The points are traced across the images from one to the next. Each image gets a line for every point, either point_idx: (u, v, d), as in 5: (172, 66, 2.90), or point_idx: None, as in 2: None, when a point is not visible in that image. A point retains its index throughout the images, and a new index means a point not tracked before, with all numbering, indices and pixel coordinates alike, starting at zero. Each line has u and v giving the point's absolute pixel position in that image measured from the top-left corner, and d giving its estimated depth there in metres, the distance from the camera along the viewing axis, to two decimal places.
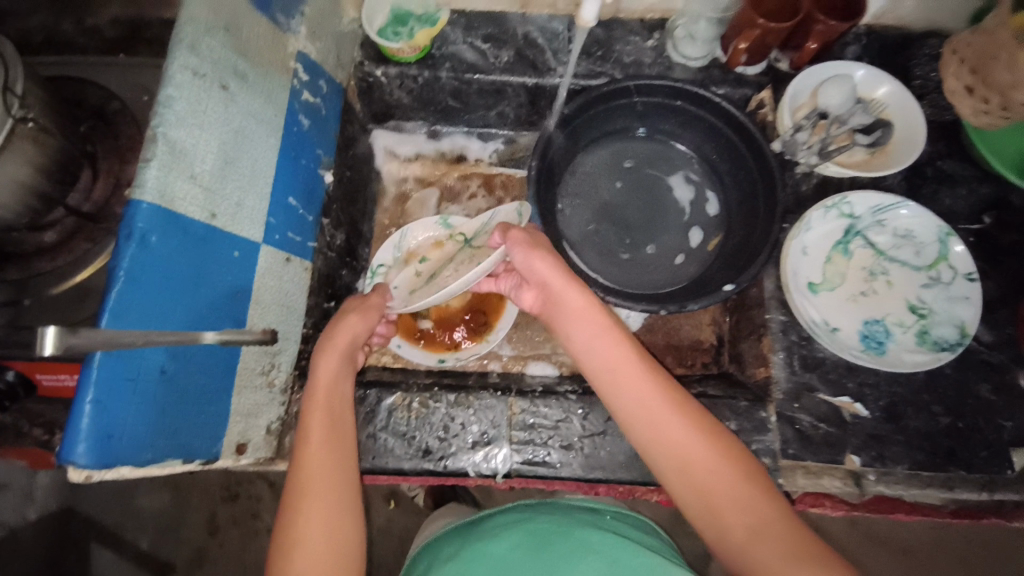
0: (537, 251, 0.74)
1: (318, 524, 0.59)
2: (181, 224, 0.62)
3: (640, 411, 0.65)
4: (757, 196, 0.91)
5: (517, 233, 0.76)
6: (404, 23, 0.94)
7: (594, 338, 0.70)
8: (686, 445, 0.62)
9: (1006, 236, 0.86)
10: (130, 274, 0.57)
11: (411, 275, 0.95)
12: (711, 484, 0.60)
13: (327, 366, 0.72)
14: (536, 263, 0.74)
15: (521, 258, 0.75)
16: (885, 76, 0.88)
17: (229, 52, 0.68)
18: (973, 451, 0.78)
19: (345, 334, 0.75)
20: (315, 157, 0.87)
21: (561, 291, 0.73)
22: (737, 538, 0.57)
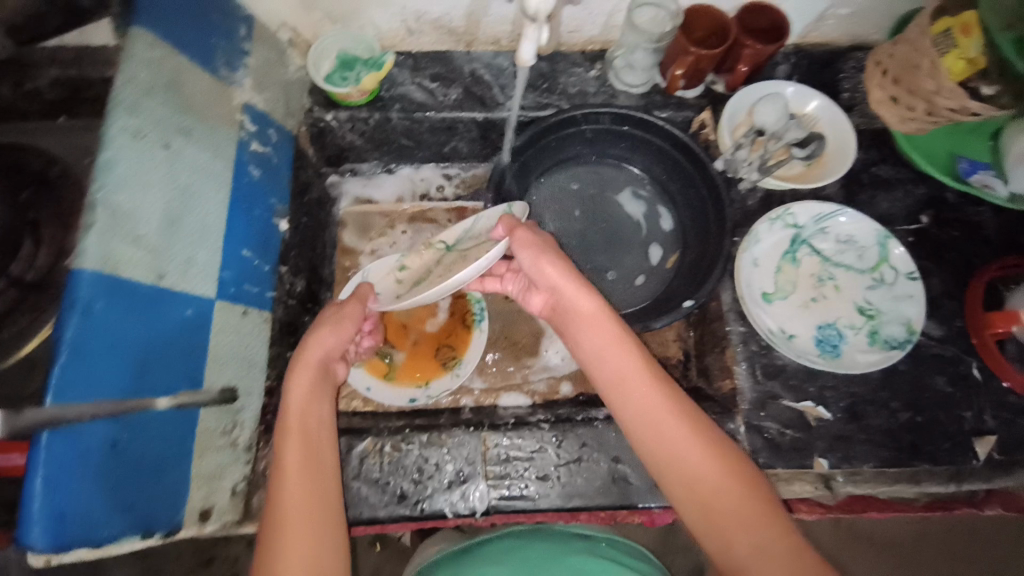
0: (545, 256, 0.75)
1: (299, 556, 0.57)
2: (128, 288, 0.61)
3: (649, 415, 0.66)
4: (707, 213, 0.94)
5: (523, 232, 0.77)
6: (350, 68, 0.93)
7: (602, 346, 0.71)
8: (686, 452, 0.63)
9: (945, 233, 0.91)
10: (77, 344, 0.55)
11: (392, 285, 0.89)
12: (715, 490, 0.61)
13: (302, 386, 0.70)
14: (548, 267, 0.75)
15: (531, 264, 0.76)
16: (814, 92, 0.93)
17: (171, 111, 0.68)
18: (937, 444, 0.81)
19: (319, 350, 0.73)
20: (269, 207, 0.86)
21: (574, 298, 0.74)
22: (739, 544, 0.58)
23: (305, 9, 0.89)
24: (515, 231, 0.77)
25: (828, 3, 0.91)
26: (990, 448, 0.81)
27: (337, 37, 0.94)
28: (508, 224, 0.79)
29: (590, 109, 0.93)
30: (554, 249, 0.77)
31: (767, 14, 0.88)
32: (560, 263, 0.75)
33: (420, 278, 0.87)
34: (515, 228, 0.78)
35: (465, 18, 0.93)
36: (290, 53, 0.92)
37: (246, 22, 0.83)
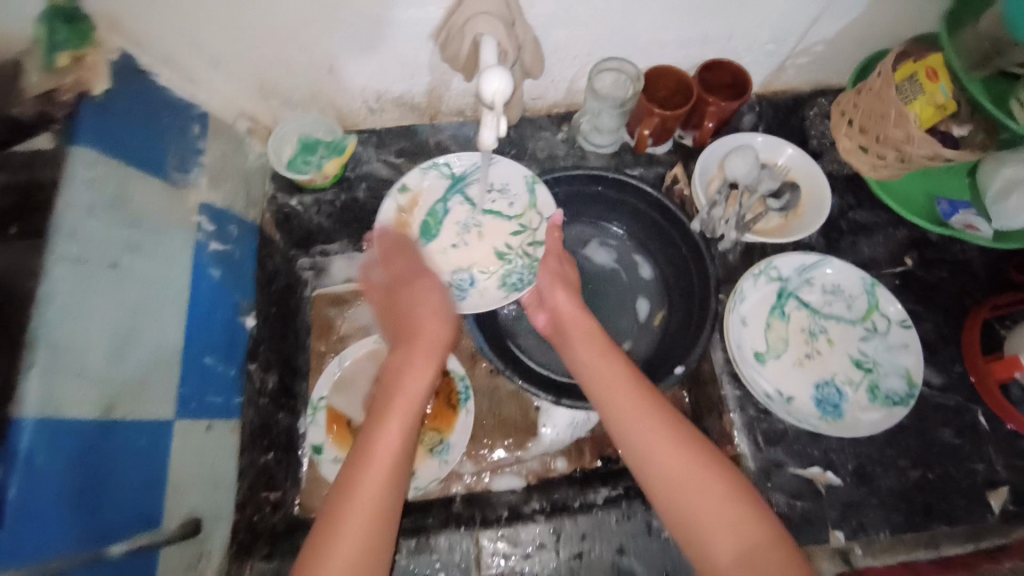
0: (560, 286, 0.82)
1: (366, 517, 0.58)
2: (73, 429, 0.56)
3: (634, 418, 0.66)
4: (691, 270, 0.90)
5: (553, 261, 0.84)
6: (312, 151, 0.91)
7: (594, 358, 0.73)
8: (673, 460, 0.62)
9: (932, 274, 0.89)
10: (23, 500, 0.51)
11: (393, 215, 0.88)
12: (707, 492, 0.59)
13: (414, 359, 0.73)
14: (559, 293, 0.81)
15: (546, 285, 0.83)
16: (785, 141, 0.91)
17: (118, 229, 0.65)
18: (951, 502, 0.78)
19: (429, 330, 0.77)
20: (232, 306, 0.83)
21: (574, 318, 0.79)
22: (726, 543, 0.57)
23: (263, 97, 0.87)
24: (545, 258, 0.85)
25: (787, 54, 0.91)
26: (1005, 500, 0.78)
27: (298, 121, 0.91)
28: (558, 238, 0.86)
29: (556, 176, 0.91)
30: (572, 283, 0.84)
31: (728, 70, 0.86)
32: (570, 292, 0.82)
33: (426, 225, 0.89)
34: (553, 253, 0.85)
35: (427, 93, 0.91)
36: (249, 141, 0.90)
37: (200, 119, 0.81)
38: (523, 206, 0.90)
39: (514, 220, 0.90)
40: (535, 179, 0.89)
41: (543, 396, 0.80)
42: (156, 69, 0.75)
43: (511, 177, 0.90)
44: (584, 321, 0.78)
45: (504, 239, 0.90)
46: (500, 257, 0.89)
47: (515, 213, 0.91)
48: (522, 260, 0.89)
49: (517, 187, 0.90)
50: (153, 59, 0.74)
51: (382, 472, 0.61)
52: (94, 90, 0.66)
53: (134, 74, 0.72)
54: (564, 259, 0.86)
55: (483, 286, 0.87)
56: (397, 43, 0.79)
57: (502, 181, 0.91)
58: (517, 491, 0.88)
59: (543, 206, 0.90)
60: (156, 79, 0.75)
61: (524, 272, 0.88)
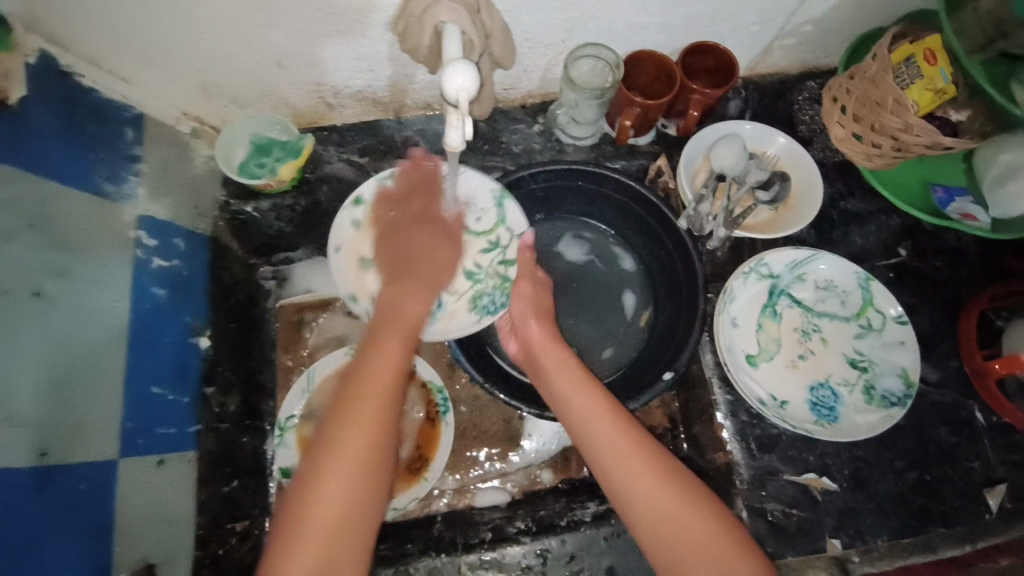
0: (535, 316, 0.74)
1: (352, 475, 0.53)
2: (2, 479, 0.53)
3: (600, 435, 0.62)
4: (677, 269, 0.85)
5: (525, 285, 0.77)
6: (266, 152, 0.84)
7: (569, 390, 0.66)
8: (656, 495, 0.58)
9: (927, 264, 0.85)
10: None
11: (347, 231, 0.78)
12: (671, 505, 0.57)
13: (410, 292, 0.70)
14: (532, 323, 0.74)
15: (517, 315, 0.75)
16: (774, 129, 0.86)
17: (41, 253, 0.59)
18: (948, 503, 0.75)
19: (428, 270, 0.74)
20: (181, 327, 0.76)
21: (542, 350, 0.71)
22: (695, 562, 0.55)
23: (206, 96, 0.79)
24: (517, 283, 0.78)
25: (774, 36, 0.85)
26: (1001, 498, 0.75)
27: (246, 121, 0.83)
28: (529, 261, 0.79)
29: (531, 171, 0.84)
30: (545, 309, 0.76)
31: (712, 54, 0.81)
32: (545, 321, 0.74)
33: None
34: (523, 276, 0.78)
35: (389, 87, 0.84)
36: (195, 144, 0.82)
37: (133, 122, 0.73)
38: (492, 221, 0.82)
39: (482, 237, 0.82)
40: (503, 193, 0.81)
41: (526, 410, 0.74)
42: (81, 70, 0.67)
43: (478, 188, 0.82)
44: (557, 349, 0.70)
45: (472, 257, 0.82)
46: (469, 276, 0.81)
47: (483, 228, 0.82)
48: (492, 280, 0.81)
49: (484, 200, 0.81)
50: (74, 59, 0.66)
51: (375, 419, 0.56)
52: (6, 98, 0.59)
53: (57, 78, 0.64)
54: (539, 285, 0.78)
55: (451, 308, 0.79)
56: (351, 32, 0.72)
57: (468, 193, 0.82)
58: (500, 507, 0.84)
59: (514, 223, 0.81)
60: (81, 82, 0.67)
61: (495, 293, 0.80)
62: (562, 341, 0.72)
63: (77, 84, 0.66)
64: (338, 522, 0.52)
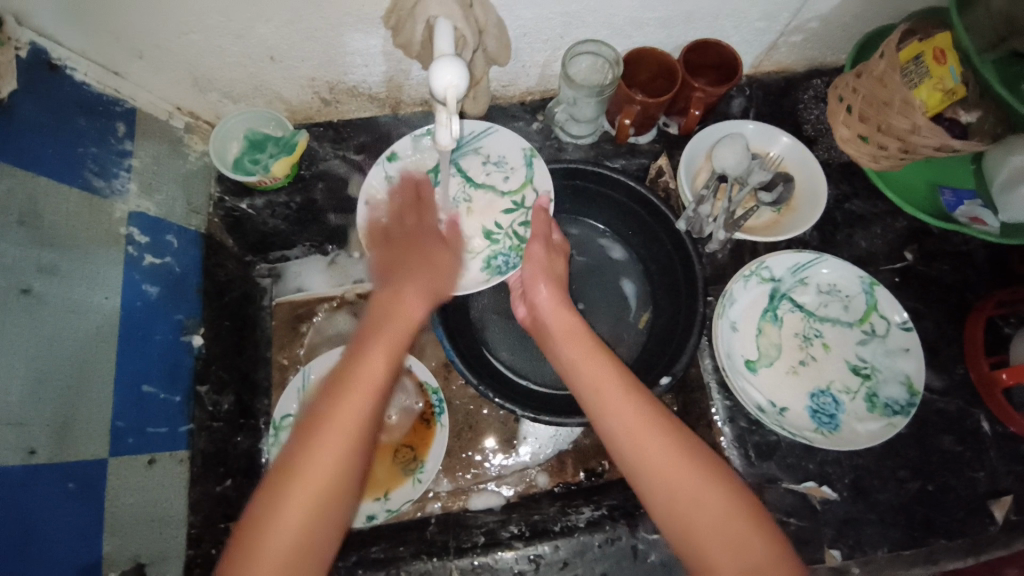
0: (542, 278, 0.73)
1: (313, 492, 0.51)
2: None
3: (615, 408, 0.59)
4: (675, 270, 0.83)
5: (538, 247, 0.75)
6: (260, 149, 0.83)
7: (579, 360, 0.64)
8: (673, 476, 0.55)
9: (934, 267, 0.83)
10: None
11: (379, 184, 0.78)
12: (695, 497, 0.54)
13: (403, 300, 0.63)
14: (542, 288, 0.72)
15: (527, 277, 0.74)
16: (778, 128, 0.84)
17: (28, 249, 0.58)
18: (951, 515, 0.73)
19: (428, 276, 0.68)
20: (174, 324, 0.76)
21: (553, 317, 0.70)
22: (720, 550, 0.52)
23: (198, 91, 0.79)
24: (531, 244, 0.75)
25: (778, 33, 0.83)
26: (1006, 510, 0.73)
27: (242, 117, 0.82)
28: (545, 223, 0.76)
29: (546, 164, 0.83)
30: (558, 276, 0.75)
31: (715, 50, 0.79)
32: (555, 287, 0.73)
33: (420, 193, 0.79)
34: (538, 235, 0.76)
35: (385, 83, 0.83)
36: (188, 139, 0.82)
37: (124, 117, 0.72)
38: (520, 182, 0.82)
39: (508, 196, 0.82)
40: (533, 152, 0.82)
41: (520, 412, 0.72)
42: (72, 64, 0.66)
43: (507, 148, 0.83)
44: (570, 322, 0.69)
45: (497, 216, 0.81)
46: (486, 234, 0.81)
47: (510, 189, 0.82)
48: (509, 240, 0.81)
49: (514, 160, 0.82)
50: (68, 53, 0.66)
51: (344, 433, 0.52)
52: None
53: (47, 72, 0.64)
54: (553, 249, 0.76)
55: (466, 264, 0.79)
56: (342, 26, 0.70)
57: (499, 153, 0.83)
58: (494, 511, 0.83)
59: (539, 183, 0.82)
60: (72, 76, 0.67)
61: (511, 254, 0.79)
62: (571, 307, 0.71)
63: (66, 78, 0.66)
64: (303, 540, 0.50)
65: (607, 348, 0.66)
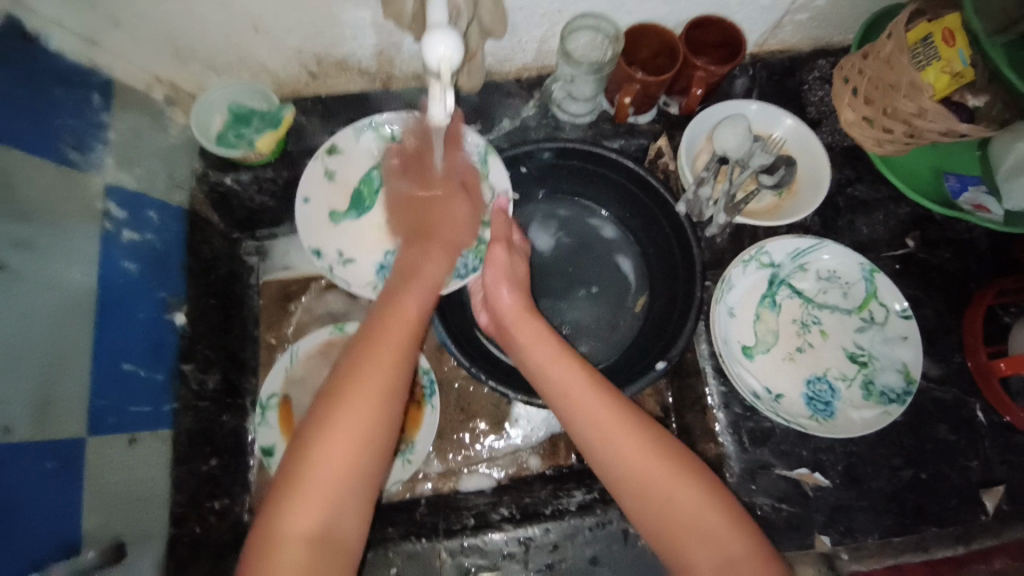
0: (507, 280, 0.72)
1: (347, 456, 0.50)
2: None
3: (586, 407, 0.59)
4: (673, 254, 0.81)
5: (500, 251, 0.73)
6: (245, 122, 0.80)
7: (550, 362, 0.63)
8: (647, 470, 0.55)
9: (935, 255, 0.82)
10: None
11: (319, 178, 0.77)
12: (673, 493, 0.54)
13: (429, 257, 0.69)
14: (504, 292, 0.71)
15: (489, 281, 0.72)
16: (782, 111, 0.82)
17: (4, 222, 0.56)
18: (944, 503, 0.73)
19: (448, 230, 0.73)
20: (156, 303, 0.74)
21: (517, 324, 0.68)
22: (698, 550, 0.52)
23: (182, 62, 0.76)
24: (493, 246, 0.73)
25: (784, 10, 0.81)
26: (999, 499, 0.73)
27: (228, 89, 0.80)
28: (504, 224, 0.76)
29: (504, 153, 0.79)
30: (520, 279, 0.73)
31: (718, 27, 0.76)
32: (517, 290, 0.72)
33: (358, 195, 0.79)
34: (498, 238, 0.74)
35: (376, 56, 0.80)
36: (170, 112, 0.79)
37: (102, 87, 0.70)
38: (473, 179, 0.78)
39: None
40: (489, 149, 0.77)
41: (512, 395, 0.71)
42: (48, 31, 0.63)
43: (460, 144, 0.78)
44: (534, 323, 0.68)
45: None
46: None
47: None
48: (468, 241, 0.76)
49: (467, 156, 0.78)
50: (46, 21, 0.63)
51: (390, 368, 0.54)
52: None
53: (22, 42, 0.61)
54: (514, 251, 0.75)
55: None
56: None
57: None
58: (485, 493, 0.83)
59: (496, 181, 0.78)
60: (51, 45, 0.64)
61: (468, 257, 0.75)
62: (536, 311, 0.70)
63: (41, 46, 0.63)
64: (349, 470, 0.50)
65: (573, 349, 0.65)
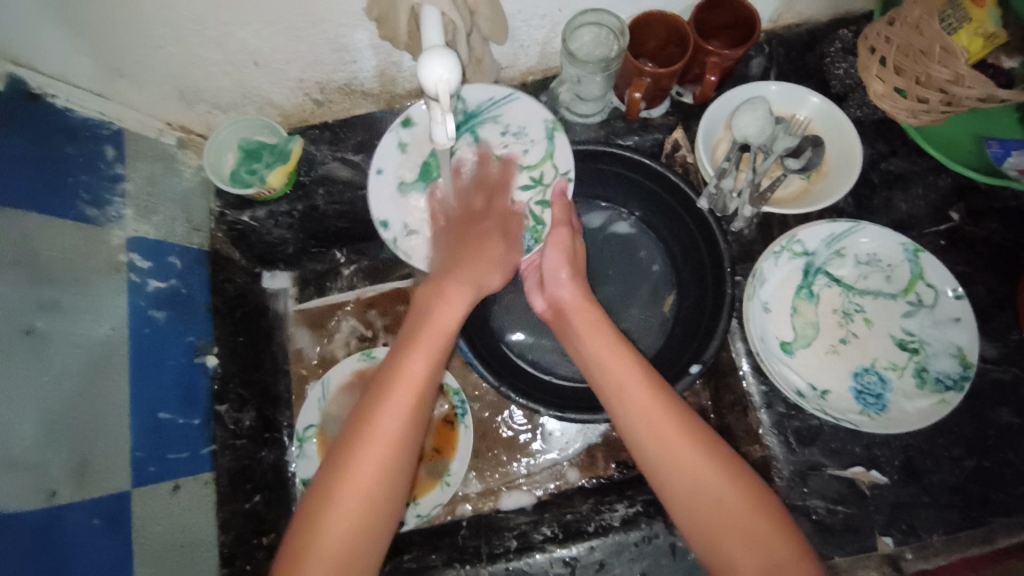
0: (569, 265, 0.69)
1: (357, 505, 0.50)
2: (12, 523, 0.52)
3: (637, 411, 0.55)
4: (699, 250, 0.78)
5: (563, 233, 0.70)
6: (256, 157, 0.80)
7: (601, 355, 0.60)
8: (693, 471, 0.52)
9: (983, 226, 0.76)
10: None
11: (391, 153, 0.73)
12: (714, 493, 0.51)
13: (448, 291, 0.62)
14: (564, 275, 0.68)
15: (551, 266, 0.69)
16: (805, 89, 0.77)
17: (27, 287, 0.56)
18: (1010, 492, 0.68)
19: (476, 269, 0.66)
20: (185, 347, 0.74)
21: (576, 312, 0.65)
22: (742, 552, 0.49)
23: (186, 104, 0.76)
24: (554, 230, 0.70)
25: None
26: None
27: (234, 126, 0.79)
28: (565, 208, 0.71)
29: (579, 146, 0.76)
30: (580, 267, 0.70)
31: (729, 9, 0.72)
32: (578, 276, 0.69)
33: (427, 165, 0.73)
34: (559, 223, 0.70)
35: (377, 77, 0.78)
36: (182, 155, 0.80)
37: (113, 140, 0.70)
38: (539, 156, 0.74)
39: (525, 171, 0.74)
40: (557, 126, 0.74)
41: (544, 411, 0.69)
42: (54, 90, 0.64)
43: (530, 119, 0.74)
44: (595, 316, 0.64)
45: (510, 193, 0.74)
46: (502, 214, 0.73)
47: (529, 163, 0.74)
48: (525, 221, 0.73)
49: (536, 132, 0.74)
50: (49, 81, 0.63)
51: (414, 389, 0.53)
52: None
53: (30, 103, 0.61)
54: (575, 232, 0.72)
55: None
56: (327, 23, 0.66)
57: (520, 123, 0.75)
58: (526, 511, 0.81)
59: (561, 158, 0.74)
60: (57, 102, 0.64)
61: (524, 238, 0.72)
62: (594, 300, 0.67)
63: (48, 108, 0.63)
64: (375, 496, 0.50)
65: (630, 343, 0.61)
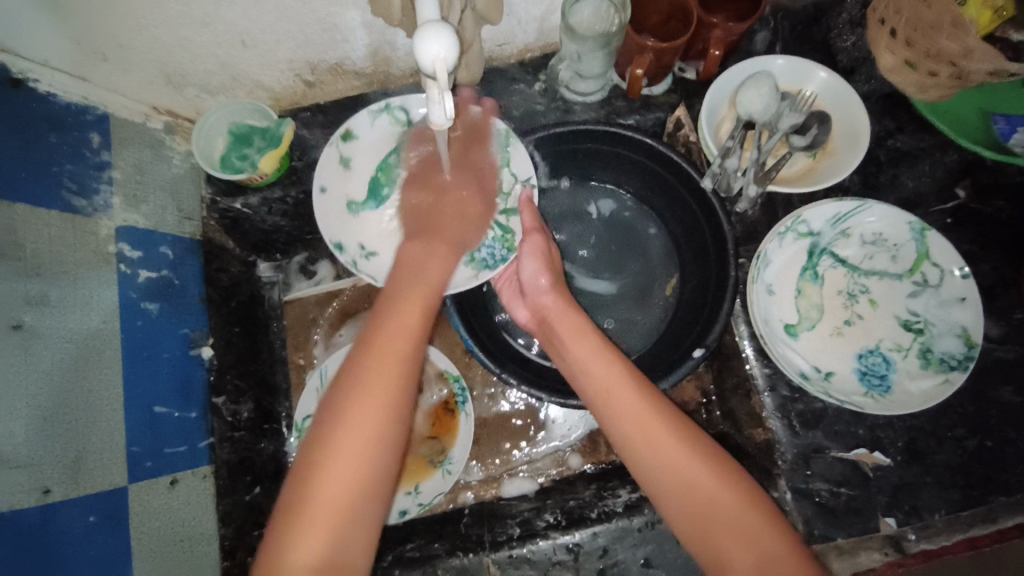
0: (547, 269, 0.69)
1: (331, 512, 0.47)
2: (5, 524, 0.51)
3: (636, 422, 0.54)
4: (702, 232, 0.76)
5: (536, 239, 0.69)
6: (247, 142, 0.78)
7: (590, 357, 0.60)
8: (687, 468, 0.51)
9: (991, 204, 0.75)
10: None
11: (334, 168, 0.72)
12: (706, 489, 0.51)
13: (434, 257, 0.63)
14: (543, 279, 0.68)
15: (528, 274, 0.69)
16: (813, 64, 0.75)
17: (15, 282, 0.55)
18: (1012, 470, 0.68)
19: (454, 228, 0.67)
20: (180, 340, 0.73)
21: (558, 316, 0.65)
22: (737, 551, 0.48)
23: (172, 87, 0.74)
24: (527, 237, 0.70)
25: None
26: None
27: (226, 108, 0.77)
28: (533, 214, 0.71)
29: (531, 139, 0.75)
30: (557, 271, 0.70)
31: None
32: (557, 283, 0.68)
33: (376, 182, 0.74)
34: (531, 229, 0.70)
35: (369, 57, 0.76)
36: (170, 140, 0.77)
37: (98, 126, 0.67)
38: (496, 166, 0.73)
39: None
40: (510, 135, 0.73)
41: (546, 399, 0.68)
42: (36, 74, 0.61)
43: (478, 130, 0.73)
44: (577, 321, 0.64)
45: None
46: None
47: None
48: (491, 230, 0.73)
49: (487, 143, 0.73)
50: (29, 64, 0.60)
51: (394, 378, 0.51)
52: None
53: (10, 90, 0.59)
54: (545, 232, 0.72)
55: None
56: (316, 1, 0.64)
57: None
58: (529, 497, 0.81)
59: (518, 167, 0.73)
60: (37, 87, 0.61)
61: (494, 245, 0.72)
62: (575, 306, 0.67)
63: (30, 92, 0.60)
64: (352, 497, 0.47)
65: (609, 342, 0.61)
